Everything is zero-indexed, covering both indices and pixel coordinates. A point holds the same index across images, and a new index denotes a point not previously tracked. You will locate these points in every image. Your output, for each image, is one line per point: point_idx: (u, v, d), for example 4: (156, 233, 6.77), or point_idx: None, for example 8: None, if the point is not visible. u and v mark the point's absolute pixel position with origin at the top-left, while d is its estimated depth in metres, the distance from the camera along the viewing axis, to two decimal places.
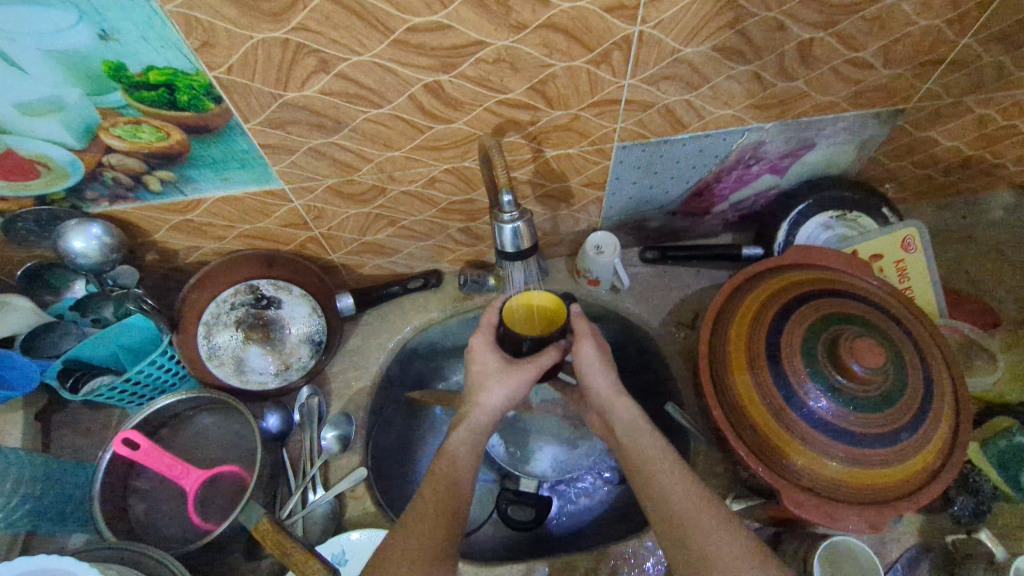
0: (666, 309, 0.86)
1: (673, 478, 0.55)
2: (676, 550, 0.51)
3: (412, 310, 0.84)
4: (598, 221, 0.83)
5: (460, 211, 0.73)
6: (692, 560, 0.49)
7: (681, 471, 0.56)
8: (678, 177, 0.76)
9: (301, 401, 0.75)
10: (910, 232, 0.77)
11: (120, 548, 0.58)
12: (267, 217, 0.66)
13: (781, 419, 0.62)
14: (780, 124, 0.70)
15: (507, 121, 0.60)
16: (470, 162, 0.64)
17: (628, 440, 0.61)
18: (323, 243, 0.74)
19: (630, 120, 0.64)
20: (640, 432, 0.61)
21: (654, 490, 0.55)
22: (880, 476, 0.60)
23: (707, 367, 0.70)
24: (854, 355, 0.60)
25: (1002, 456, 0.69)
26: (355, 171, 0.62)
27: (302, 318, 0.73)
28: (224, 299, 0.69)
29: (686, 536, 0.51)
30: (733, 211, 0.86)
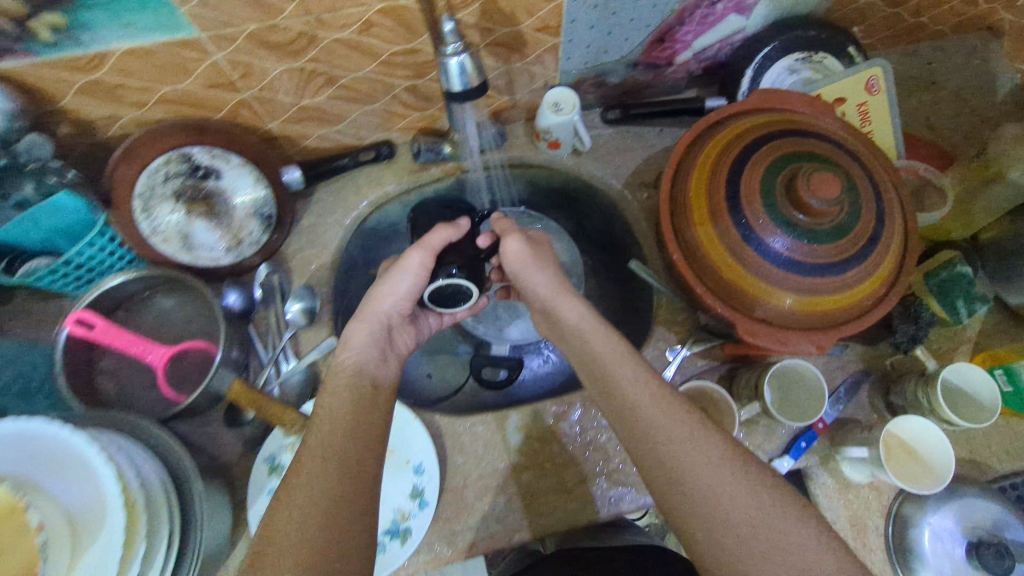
0: (629, 169, 0.83)
1: (638, 381, 0.58)
2: (648, 459, 0.54)
3: (366, 184, 0.80)
4: (556, 76, 0.78)
5: (404, 65, 0.67)
6: (666, 466, 0.53)
7: (643, 375, 0.58)
8: (638, 19, 0.70)
9: (260, 279, 0.73)
10: (875, 71, 0.75)
11: (102, 414, 0.58)
12: (187, 76, 0.60)
13: (739, 257, 0.63)
14: None
15: None
16: (408, 1, 0.57)
17: (577, 343, 0.63)
18: (257, 108, 0.67)
19: None
20: (603, 335, 0.62)
21: (626, 404, 0.57)
22: (830, 303, 0.63)
23: (668, 217, 0.69)
24: (812, 190, 0.59)
25: (942, 285, 0.73)
26: (277, 14, 0.55)
27: (247, 188, 0.68)
28: (155, 168, 0.64)
29: (657, 448, 0.54)
30: (698, 61, 0.82)
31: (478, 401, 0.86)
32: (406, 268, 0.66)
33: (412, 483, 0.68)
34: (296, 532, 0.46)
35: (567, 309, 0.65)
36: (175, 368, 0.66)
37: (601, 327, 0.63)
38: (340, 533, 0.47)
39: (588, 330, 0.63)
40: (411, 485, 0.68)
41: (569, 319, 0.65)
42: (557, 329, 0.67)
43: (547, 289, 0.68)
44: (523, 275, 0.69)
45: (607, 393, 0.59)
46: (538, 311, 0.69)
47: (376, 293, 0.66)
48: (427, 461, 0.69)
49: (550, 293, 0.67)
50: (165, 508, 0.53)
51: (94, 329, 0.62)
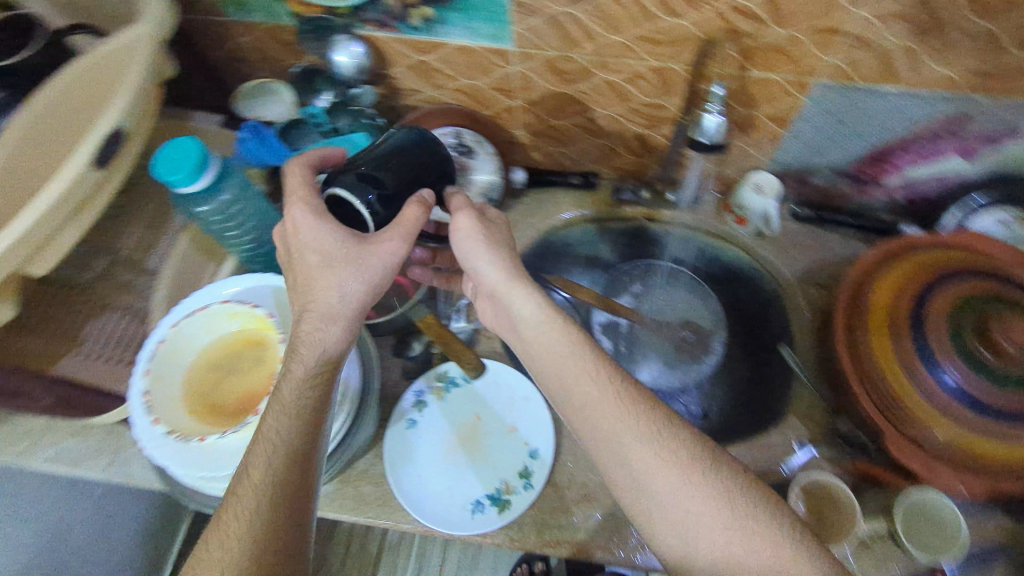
0: (803, 264, 0.87)
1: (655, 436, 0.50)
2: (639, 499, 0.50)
3: (566, 202, 0.91)
4: (764, 162, 0.86)
5: (645, 114, 0.78)
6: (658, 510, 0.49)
7: (623, 393, 0.53)
8: (863, 135, 0.77)
9: None
10: None
11: None
12: (484, 76, 0.75)
13: (910, 375, 0.65)
14: (995, 100, 0.68)
15: (729, 29, 0.64)
16: (678, 65, 0.69)
17: (537, 343, 0.57)
18: (516, 115, 0.82)
19: (844, 58, 0.65)
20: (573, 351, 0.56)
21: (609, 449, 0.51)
22: (999, 455, 0.61)
23: (842, 320, 0.72)
24: (1007, 339, 0.61)
25: None
26: (576, 48, 0.68)
27: (487, 173, 0.80)
28: (438, 134, 0.78)
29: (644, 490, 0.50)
30: (904, 190, 0.85)
31: None
32: (376, 252, 0.52)
33: (524, 463, 0.70)
34: (237, 536, 0.45)
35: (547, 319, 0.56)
36: None
37: (570, 330, 0.56)
38: (278, 522, 0.46)
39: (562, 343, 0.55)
40: (522, 464, 0.70)
41: (520, 310, 0.57)
42: (512, 321, 0.60)
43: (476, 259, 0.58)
44: (467, 259, 0.59)
45: (583, 420, 0.53)
46: (488, 296, 0.62)
47: (317, 272, 0.52)
48: (543, 447, 0.70)
49: (504, 279, 0.58)
50: (349, 401, 0.62)
51: None
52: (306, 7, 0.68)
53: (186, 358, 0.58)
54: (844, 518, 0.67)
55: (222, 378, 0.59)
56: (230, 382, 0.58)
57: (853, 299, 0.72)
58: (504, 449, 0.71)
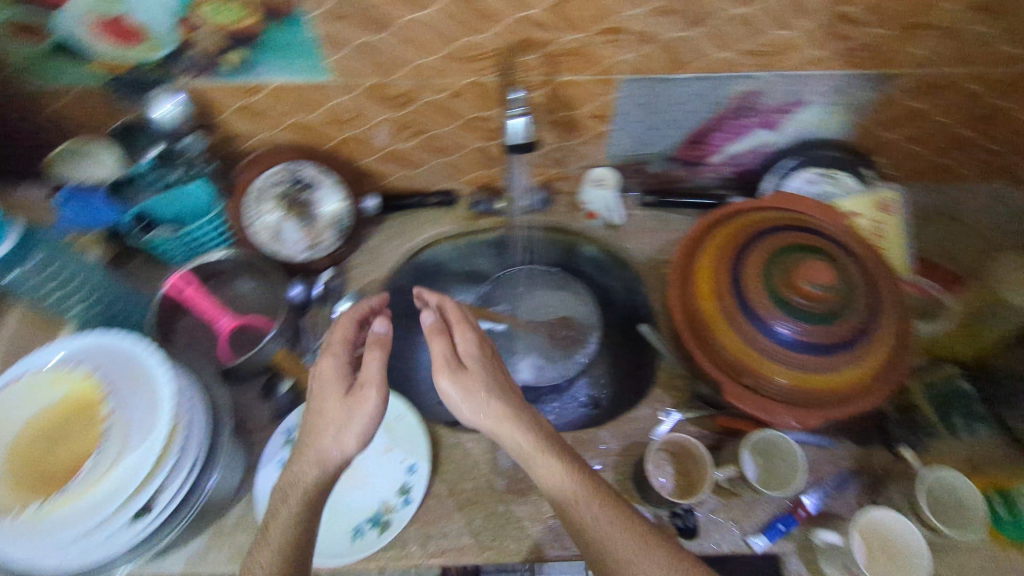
0: (654, 246, 0.93)
1: (541, 456, 0.59)
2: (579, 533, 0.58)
3: (427, 223, 0.95)
4: (601, 158, 0.91)
5: (479, 128, 0.82)
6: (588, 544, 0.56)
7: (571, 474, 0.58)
8: (676, 121, 0.83)
9: (323, 280, 0.85)
10: (887, 195, 0.85)
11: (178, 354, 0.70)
12: (315, 111, 0.77)
13: (734, 325, 0.70)
14: (774, 75, 0.76)
15: (526, 39, 0.68)
16: (490, 78, 0.73)
17: None
18: (357, 146, 0.85)
19: (638, 54, 0.72)
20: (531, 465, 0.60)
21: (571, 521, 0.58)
22: (820, 381, 0.67)
23: (678, 285, 0.76)
24: (809, 276, 0.67)
25: (937, 398, 0.78)
26: (392, 74, 0.72)
27: (332, 202, 0.83)
28: (269, 175, 0.81)
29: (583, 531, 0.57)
30: (730, 165, 0.92)
31: None
32: None
33: (402, 480, 0.74)
34: None
35: (513, 433, 0.60)
36: (240, 334, 0.79)
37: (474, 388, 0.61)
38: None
39: (500, 390, 0.62)
40: (400, 481, 0.74)
41: None
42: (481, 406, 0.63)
43: (321, 468, 0.58)
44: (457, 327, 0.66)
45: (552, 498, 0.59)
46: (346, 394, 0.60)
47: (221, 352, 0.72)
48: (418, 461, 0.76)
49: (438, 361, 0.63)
50: (207, 423, 0.64)
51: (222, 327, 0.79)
52: (116, 64, 0.67)
53: (15, 432, 0.59)
54: (702, 475, 0.72)
55: (47, 451, 0.59)
56: (59, 449, 0.59)
57: (683, 274, 0.76)
58: (379, 469, 0.75)
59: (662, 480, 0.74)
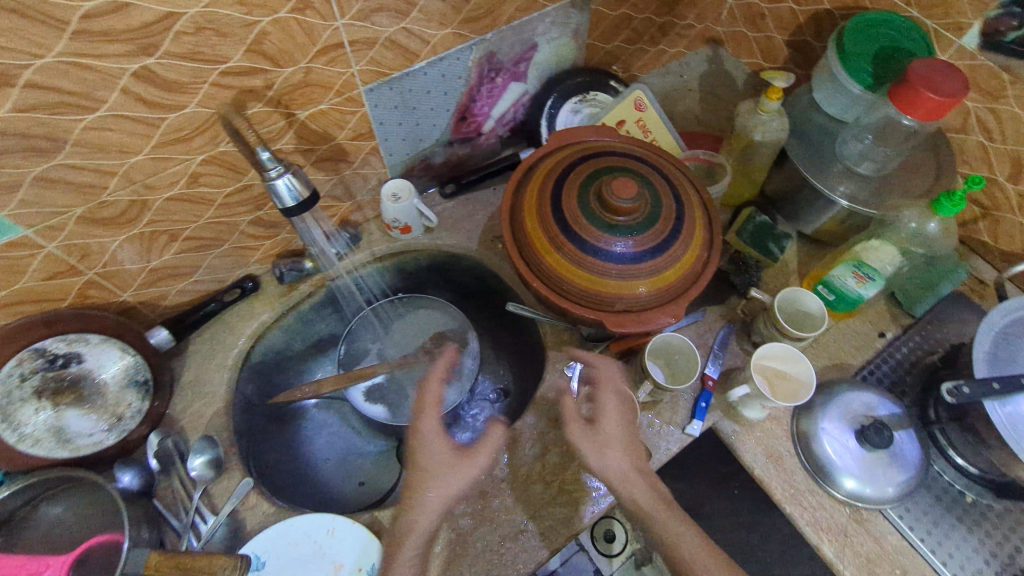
0: (478, 228, 0.92)
1: (653, 502, 0.60)
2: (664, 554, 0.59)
3: (240, 321, 0.82)
4: (385, 172, 0.86)
5: (243, 201, 0.72)
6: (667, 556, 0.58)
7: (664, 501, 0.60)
8: (436, 108, 0.82)
9: (153, 448, 0.69)
10: (637, 94, 0.93)
11: None
12: (23, 274, 0.60)
13: (585, 267, 0.72)
14: (498, 32, 0.78)
15: (242, 92, 0.60)
16: (225, 146, 0.63)
17: None
18: (107, 284, 0.69)
19: (366, 60, 0.67)
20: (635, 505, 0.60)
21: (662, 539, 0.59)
22: (671, 275, 0.73)
23: (519, 255, 0.76)
24: (617, 195, 0.71)
25: (753, 236, 0.89)
26: (103, 191, 0.59)
27: (114, 361, 0.66)
28: (8, 372, 0.60)
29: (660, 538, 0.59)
30: (502, 125, 0.94)
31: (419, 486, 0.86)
32: None
33: None
34: None
35: (626, 467, 0.62)
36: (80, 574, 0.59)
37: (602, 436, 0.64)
38: None
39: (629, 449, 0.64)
40: None
41: None
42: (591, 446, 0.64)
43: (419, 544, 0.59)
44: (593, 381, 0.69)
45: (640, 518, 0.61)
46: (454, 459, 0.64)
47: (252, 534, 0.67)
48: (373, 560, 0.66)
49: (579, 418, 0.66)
50: None
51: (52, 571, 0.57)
52: None
53: None
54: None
55: None
56: None
57: (517, 243, 0.77)
58: None
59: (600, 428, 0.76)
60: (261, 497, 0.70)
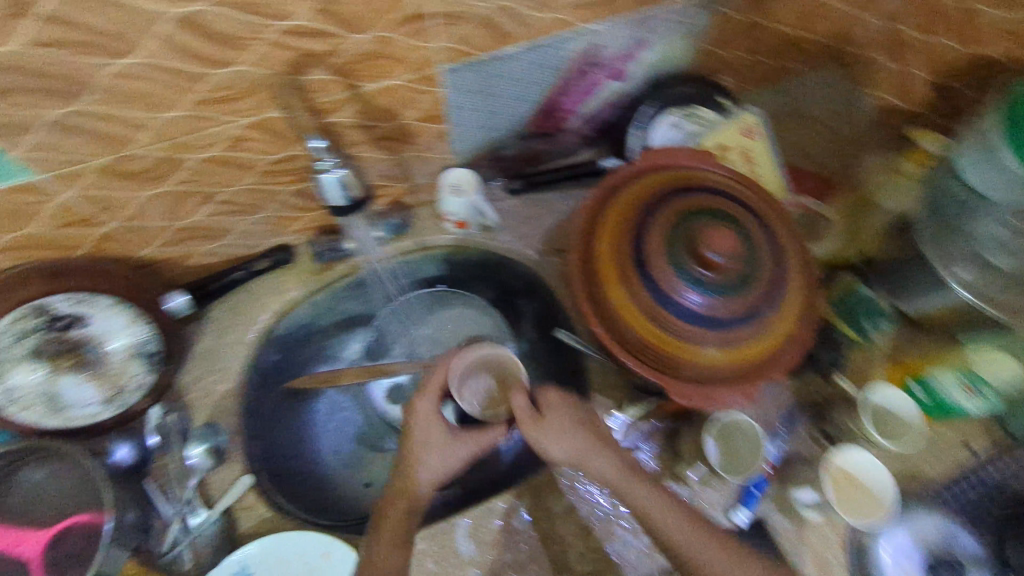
0: (538, 237, 0.83)
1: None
2: None
3: (266, 295, 0.74)
4: (449, 158, 0.76)
5: (287, 171, 0.63)
6: None
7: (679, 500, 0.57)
8: (519, 98, 0.71)
9: (153, 423, 0.64)
10: (747, 118, 0.82)
11: None
12: (31, 219, 0.53)
13: (657, 321, 0.63)
14: (609, 24, 0.66)
15: (303, 54, 0.50)
16: (275, 112, 0.54)
17: None
18: (127, 238, 0.62)
19: (452, 36, 0.56)
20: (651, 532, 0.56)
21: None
22: (753, 351, 0.63)
23: (584, 286, 0.67)
24: (708, 245, 0.61)
25: (849, 309, 0.77)
26: (130, 144, 0.51)
27: (122, 330, 0.60)
28: (4, 326, 0.54)
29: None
30: (587, 124, 0.83)
31: None
32: None
33: None
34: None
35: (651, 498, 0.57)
36: (52, 552, 0.57)
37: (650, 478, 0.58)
38: None
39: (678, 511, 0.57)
40: None
41: None
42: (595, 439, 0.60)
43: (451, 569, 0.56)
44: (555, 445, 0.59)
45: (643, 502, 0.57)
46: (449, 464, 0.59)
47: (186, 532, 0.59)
48: None
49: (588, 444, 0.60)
50: None
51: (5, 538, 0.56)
52: None
53: None
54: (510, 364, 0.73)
55: None
56: None
57: (586, 258, 0.69)
58: None
59: (516, 403, 0.63)
60: (260, 498, 0.66)
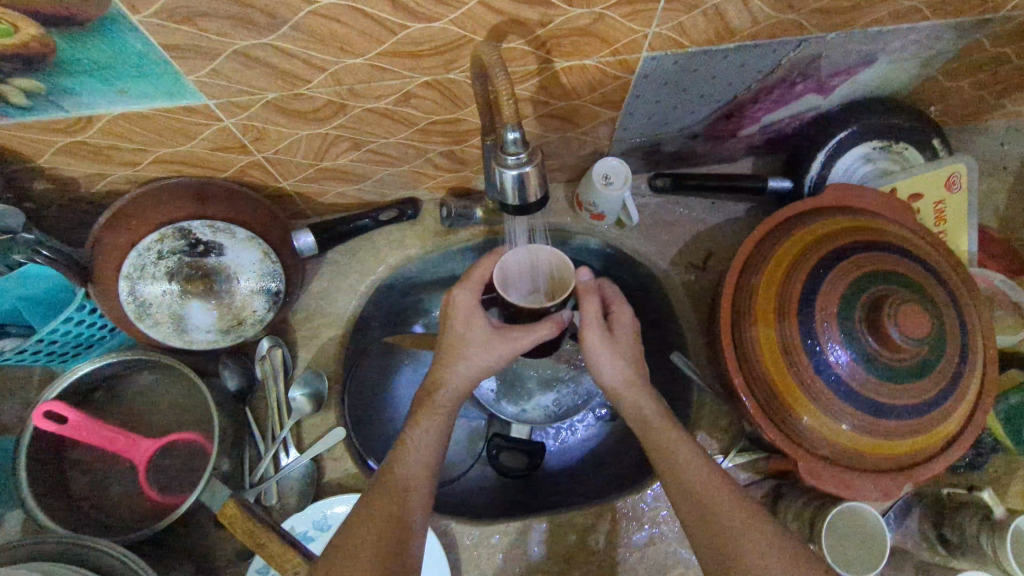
0: (675, 247, 0.75)
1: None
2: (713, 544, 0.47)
3: (387, 246, 0.72)
4: (605, 144, 0.69)
5: (443, 132, 0.58)
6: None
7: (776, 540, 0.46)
8: (706, 97, 0.62)
9: (261, 355, 0.66)
10: (956, 168, 0.68)
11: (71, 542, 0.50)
12: (191, 140, 0.51)
13: (807, 388, 0.56)
14: (844, 34, 0.56)
15: (509, 21, 0.44)
16: (457, 75, 0.49)
17: None
18: (271, 169, 0.59)
19: (670, 22, 0.48)
20: (711, 547, 0.46)
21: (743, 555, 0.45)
22: (902, 445, 0.56)
23: (727, 325, 0.61)
24: (896, 321, 0.53)
25: (1009, 413, 0.67)
26: (304, 84, 0.46)
27: (251, 265, 0.58)
28: (147, 245, 0.54)
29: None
30: (762, 134, 0.73)
31: (492, 483, 0.80)
32: None
33: None
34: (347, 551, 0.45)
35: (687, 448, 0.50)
36: (160, 462, 0.60)
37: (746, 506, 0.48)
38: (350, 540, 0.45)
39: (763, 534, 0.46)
40: None
41: None
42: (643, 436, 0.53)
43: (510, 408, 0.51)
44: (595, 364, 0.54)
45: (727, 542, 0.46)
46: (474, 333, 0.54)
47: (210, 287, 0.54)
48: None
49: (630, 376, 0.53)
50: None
51: (117, 439, 0.58)
52: None
53: None
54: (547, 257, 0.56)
55: None
56: None
57: (736, 287, 0.62)
58: None
59: (577, 277, 0.56)
60: (347, 451, 0.66)
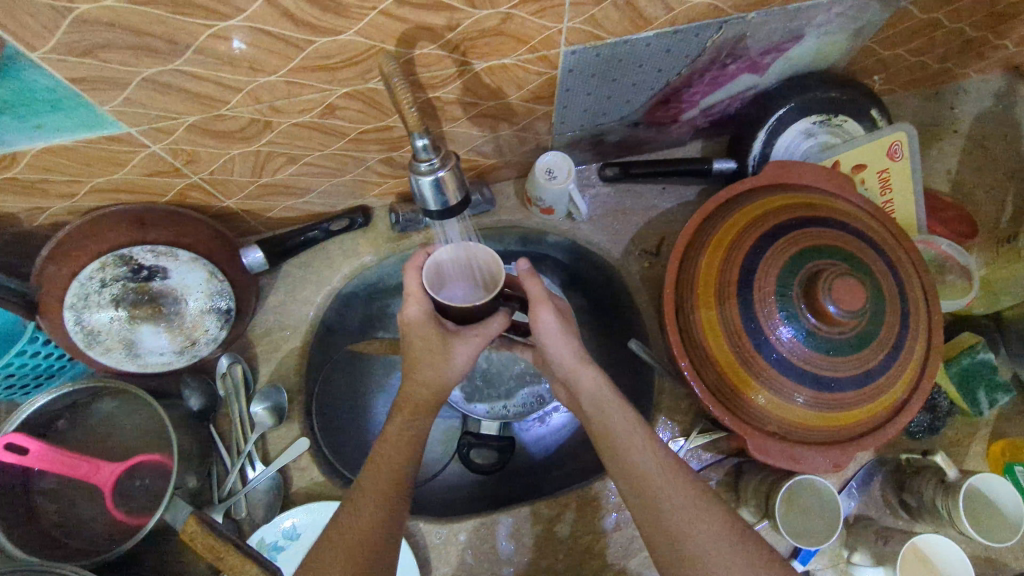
0: (628, 234, 0.76)
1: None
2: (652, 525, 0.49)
3: (341, 255, 0.73)
4: (547, 139, 0.70)
5: (376, 140, 0.59)
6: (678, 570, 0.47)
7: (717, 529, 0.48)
8: (638, 85, 0.62)
9: (221, 372, 0.67)
10: (898, 136, 0.68)
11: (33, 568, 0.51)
12: (122, 167, 0.52)
13: (749, 367, 0.57)
14: (764, 13, 0.56)
15: (415, 28, 0.44)
16: (376, 84, 0.49)
17: None
18: (211, 189, 0.60)
19: (581, 15, 0.48)
20: (648, 518, 0.48)
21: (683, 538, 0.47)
22: (848, 416, 0.57)
23: (673, 310, 0.62)
24: (831, 295, 0.53)
25: (963, 374, 0.68)
26: (222, 105, 0.47)
27: (199, 285, 0.59)
28: (89, 273, 0.55)
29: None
30: (704, 117, 0.73)
31: (466, 479, 0.81)
32: None
33: None
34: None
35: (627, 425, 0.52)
36: (126, 484, 0.61)
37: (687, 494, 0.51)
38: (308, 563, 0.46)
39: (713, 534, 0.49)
40: None
41: None
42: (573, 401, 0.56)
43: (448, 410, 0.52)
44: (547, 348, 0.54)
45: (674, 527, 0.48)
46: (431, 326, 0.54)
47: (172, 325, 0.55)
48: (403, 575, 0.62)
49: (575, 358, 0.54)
50: None
51: (81, 465, 0.59)
52: None
53: None
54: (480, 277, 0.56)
55: None
56: None
57: (680, 271, 0.63)
58: None
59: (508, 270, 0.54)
60: (314, 460, 0.67)
